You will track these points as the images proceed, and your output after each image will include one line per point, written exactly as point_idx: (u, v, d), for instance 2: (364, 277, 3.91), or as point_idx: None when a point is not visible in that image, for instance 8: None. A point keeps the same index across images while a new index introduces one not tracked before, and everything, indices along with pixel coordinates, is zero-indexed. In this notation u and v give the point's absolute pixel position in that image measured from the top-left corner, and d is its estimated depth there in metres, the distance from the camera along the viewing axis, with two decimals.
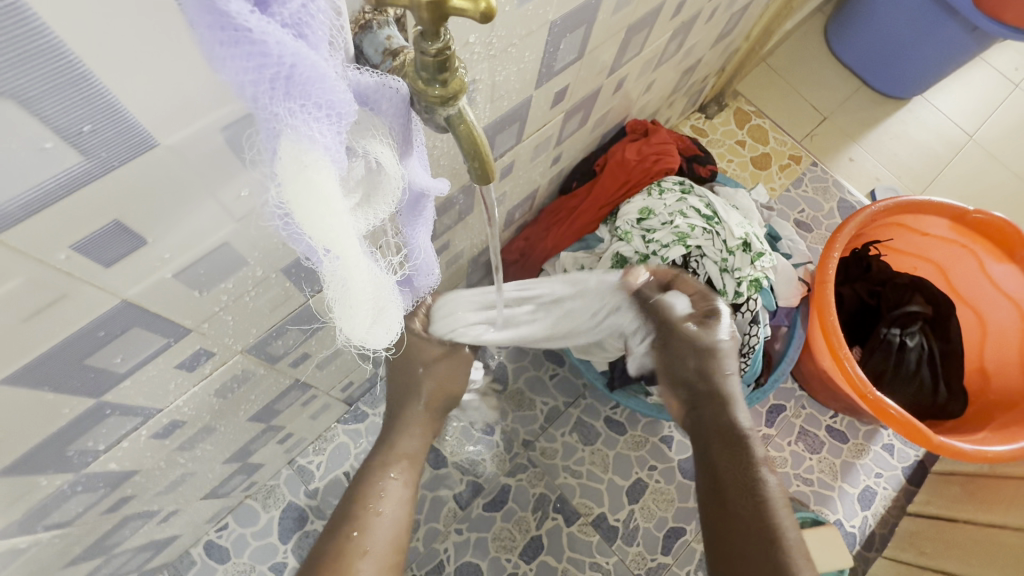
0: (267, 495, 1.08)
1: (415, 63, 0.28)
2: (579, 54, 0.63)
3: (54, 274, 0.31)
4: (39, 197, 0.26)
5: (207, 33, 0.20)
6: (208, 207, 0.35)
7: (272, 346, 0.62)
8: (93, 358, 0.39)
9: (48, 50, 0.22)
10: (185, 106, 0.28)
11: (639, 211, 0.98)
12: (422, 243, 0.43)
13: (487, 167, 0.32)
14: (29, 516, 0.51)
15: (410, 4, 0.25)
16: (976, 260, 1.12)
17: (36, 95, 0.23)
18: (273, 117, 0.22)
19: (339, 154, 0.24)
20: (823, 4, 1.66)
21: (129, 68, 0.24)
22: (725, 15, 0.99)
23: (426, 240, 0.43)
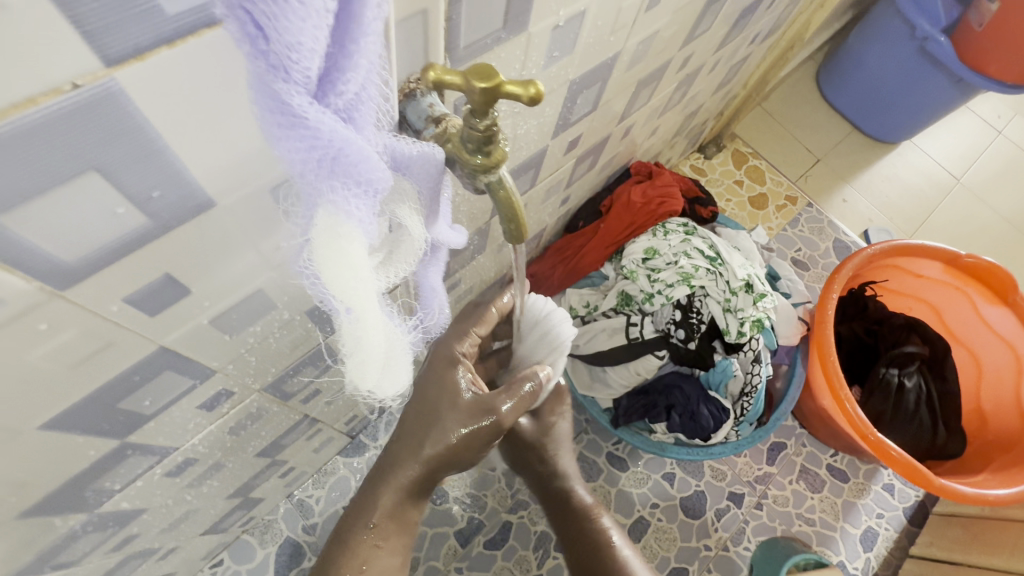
0: (264, 530, 1.05)
1: (461, 134, 0.30)
2: (592, 106, 0.66)
3: (104, 325, 0.31)
4: (104, 257, 0.28)
5: (268, 116, 0.21)
6: (248, 258, 0.37)
7: (287, 383, 0.62)
8: (124, 402, 0.40)
9: (135, 130, 0.23)
10: (245, 169, 0.30)
11: (644, 250, 1.00)
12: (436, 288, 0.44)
13: (522, 228, 0.34)
14: (39, 557, 0.50)
15: (465, 87, 0.27)
16: (970, 302, 1.15)
17: (119, 167, 0.24)
18: (315, 192, 0.24)
19: (369, 226, 0.26)
20: (815, 53, 1.73)
21: (203, 139, 0.26)
22: (725, 66, 1.04)
23: (437, 284, 0.43)
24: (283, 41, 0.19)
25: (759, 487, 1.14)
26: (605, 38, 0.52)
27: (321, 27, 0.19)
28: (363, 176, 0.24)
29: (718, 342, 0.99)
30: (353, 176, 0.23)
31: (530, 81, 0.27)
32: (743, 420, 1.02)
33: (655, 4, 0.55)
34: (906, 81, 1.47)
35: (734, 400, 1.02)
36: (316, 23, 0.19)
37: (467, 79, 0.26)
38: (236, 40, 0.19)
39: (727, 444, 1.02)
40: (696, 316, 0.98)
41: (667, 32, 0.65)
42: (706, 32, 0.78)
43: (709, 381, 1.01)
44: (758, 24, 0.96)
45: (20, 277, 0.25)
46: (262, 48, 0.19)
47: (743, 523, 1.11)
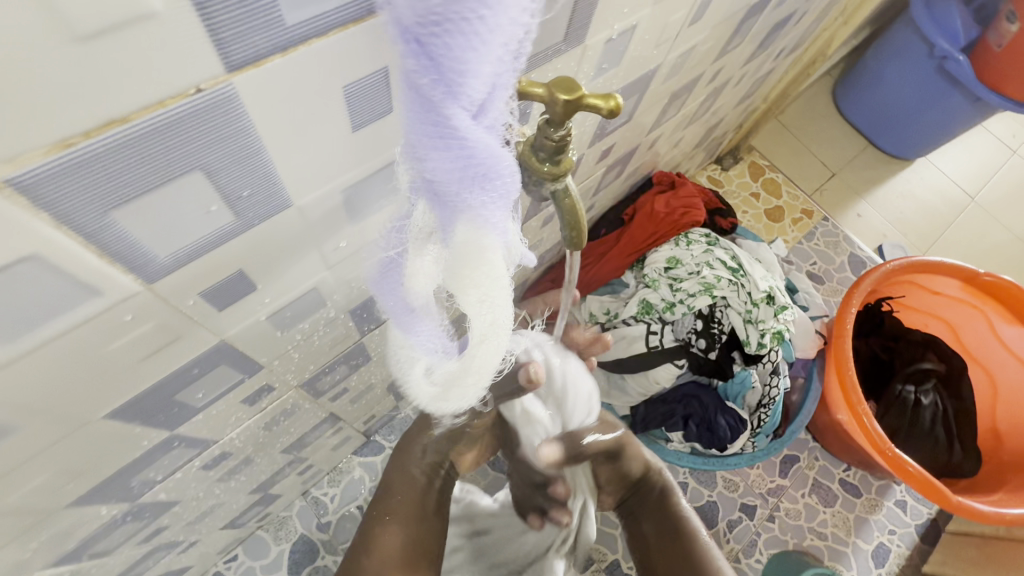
0: (279, 527, 1.01)
1: (531, 144, 0.31)
2: (628, 117, 0.67)
3: (178, 318, 0.32)
4: (191, 253, 0.29)
5: (426, 139, 0.22)
6: (311, 257, 0.38)
7: (321, 381, 0.63)
8: (180, 394, 0.41)
9: (239, 132, 0.24)
10: (323, 172, 0.31)
11: (666, 259, 1.02)
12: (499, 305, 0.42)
13: (581, 235, 0.35)
14: (79, 545, 0.51)
15: (547, 99, 0.28)
16: (987, 321, 1.16)
17: (220, 168, 0.25)
18: (462, 209, 0.25)
19: (504, 234, 0.28)
20: (832, 68, 1.74)
21: (293, 142, 0.27)
22: (750, 80, 1.05)
23: (502, 302, 0.41)
24: (458, 68, 0.20)
25: (771, 499, 1.14)
26: (650, 51, 0.53)
27: (492, 53, 0.21)
28: (506, 189, 0.25)
29: (737, 352, 1.01)
30: (498, 190, 0.25)
31: (609, 94, 0.28)
32: (759, 432, 1.01)
33: (697, 19, 0.56)
34: (923, 99, 1.48)
35: (751, 411, 1.02)
36: (489, 49, 0.20)
37: (550, 91, 0.27)
38: (411, 74, 0.21)
39: (744, 455, 1.02)
40: (717, 326, 0.99)
41: (704, 45, 0.66)
42: (738, 46, 0.79)
43: (726, 392, 1.02)
44: (785, 39, 0.97)
45: (118, 269, 0.26)
46: (437, 77, 0.20)
47: (755, 535, 1.11)
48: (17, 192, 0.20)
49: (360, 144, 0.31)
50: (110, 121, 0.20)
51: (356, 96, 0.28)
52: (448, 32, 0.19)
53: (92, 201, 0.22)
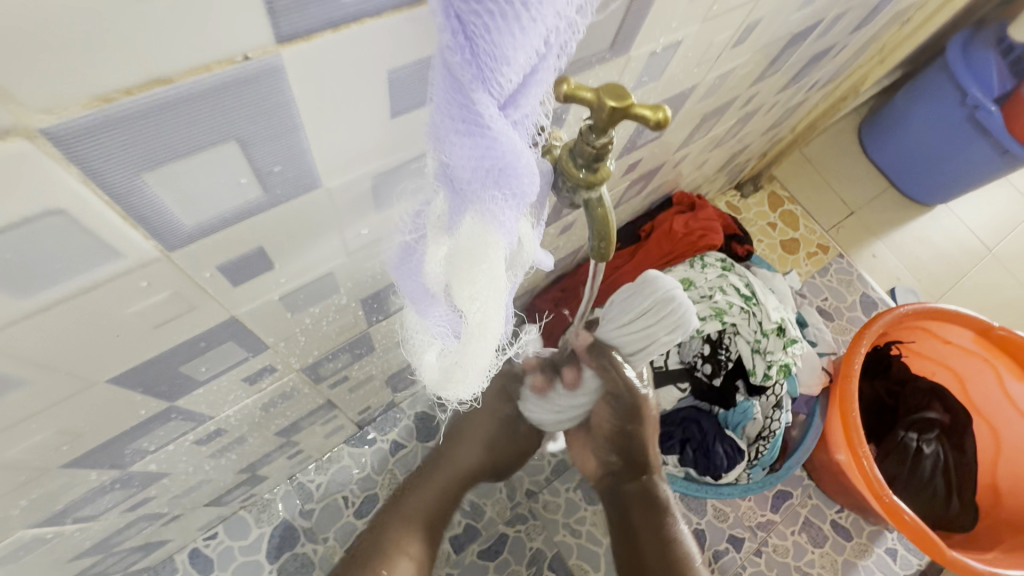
0: (262, 509, 0.99)
1: (571, 149, 0.31)
2: (658, 134, 0.67)
3: (194, 289, 0.32)
4: (215, 224, 0.28)
5: (448, 120, 0.21)
6: (332, 242, 0.37)
7: (323, 367, 0.62)
8: (184, 366, 0.40)
9: (280, 106, 0.24)
10: (356, 156, 0.30)
11: (679, 280, 1.00)
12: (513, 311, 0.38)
13: (609, 245, 0.34)
14: (66, 507, 0.50)
15: (596, 105, 0.27)
16: (996, 375, 1.13)
17: (255, 140, 0.25)
18: (472, 199, 0.23)
19: (512, 237, 0.26)
20: (861, 106, 1.73)
21: (330, 124, 0.27)
22: (781, 108, 1.04)
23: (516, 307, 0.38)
24: (493, 53, 0.18)
25: (760, 533, 1.12)
26: (690, 69, 0.52)
27: (532, 43, 0.19)
28: (523, 189, 0.23)
29: (741, 381, 0.99)
30: (513, 188, 0.23)
31: (659, 106, 0.27)
32: (755, 464, 1.00)
33: (741, 42, 0.56)
34: (952, 145, 1.46)
35: (750, 441, 1.01)
36: (529, 40, 0.19)
37: (599, 97, 0.27)
38: (445, 50, 0.19)
39: (737, 486, 1.00)
40: (724, 353, 0.98)
41: (743, 69, 0.65)
42: (774, 75, 0.78)
43: (726, 420, 1.01)
44: (821, 72, 0.96)
45: (141, 234, 0.25)
46: (470, 57, 0.19)
47: (740, 568, 1.09)
48: (51, 143, 0.19)
49: (397, 133, 0.31)
50: (156, 80, 0.19)
51: (400, 84, 0.27)
52: (488, 15, 0.18)
53: (123, 160, 0.21)
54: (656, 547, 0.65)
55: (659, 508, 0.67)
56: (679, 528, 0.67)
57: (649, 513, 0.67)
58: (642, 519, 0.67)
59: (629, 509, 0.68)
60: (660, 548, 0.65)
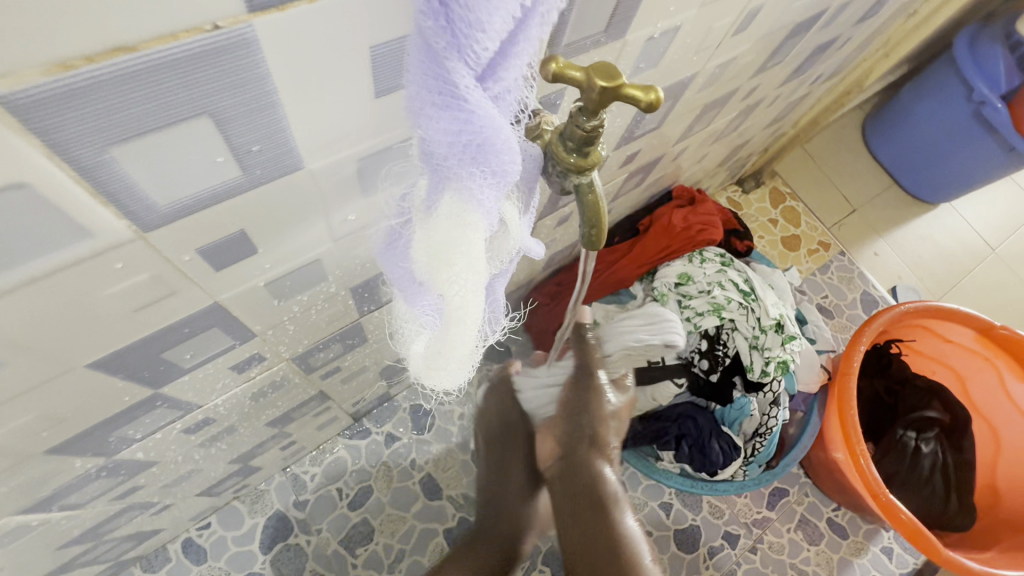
0: (255, 499, 0.99)
1: (561, 132, 0.30)
2: (656, 125, 0.66)
3: (173, 273, 0.31)
4: (191, 205, 0.27)
5: (423, 92, 0.20)
6: (318, 227, 0.36)
7: (314, 357, 0.61)
8: (168, 353, 0.39)
9: (255, 81, 0.23)
10: (340, 137, 0.29)
11: (678, 275, 0.99)
12: (501, 300, 0.38)
13: (601, 233, 0.34)
14: (52, 494, 0.49)
15: (585, 84, 0.26)
16: (997, 374, 1.11)
17: (229, 116, 0.24)
18: (450, 176, 0.22)
19: (493, 219, 0.25)
20: (865, 102, 1.71)
21: (310, 102, 0.26)
22: (783, 102, 1.02)
23: (504, 295, 0.38)
24: (468, 19, 0.18)
25: (755, 530, 1.12)
26: (688, 57, 0.51)
27: (510, 10, 0.18)
28: (503, 167, 0.22)
29: (739, 378, 0.99)
30: (493, 166, 0.22)
31: (651, 86, 0.26)
32: (752, 461, 0.99)
33: (741, 30, 0.55)
34: (956, 142, 1.45)
35: (746, 439, 1.00)
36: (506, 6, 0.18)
37: (589, 76, 0.26)
38: (419, 17, 0.18)
39: (733, 483, 0.99)
40: (722, 349, 0.98)
41: (743, 60, 0.64)
42: (775, 67, 0.77)
43: (723, 417, 1.00)
44: (825, 65, 0.95)
45: (112, 213, 0.25)
46: (445, 24, 0.18)
47: (735, 564, 1.09)
48: (7, 112, 0.18)
49: (383, 113, 0.30)
50: (118, 48, 0.19)
51: (384, 60, 0.26)
52: None
53: (87, 132, 0.20)
54: (603, 544, 0.63)
55: (608, 502, 0.66)
56: (628, 524, 0.65)
57: (599, 507, 0.66)
58: (591, 513, 0.66)
59: (581, 502, 0.67)
60: (610, 541, 0.63)
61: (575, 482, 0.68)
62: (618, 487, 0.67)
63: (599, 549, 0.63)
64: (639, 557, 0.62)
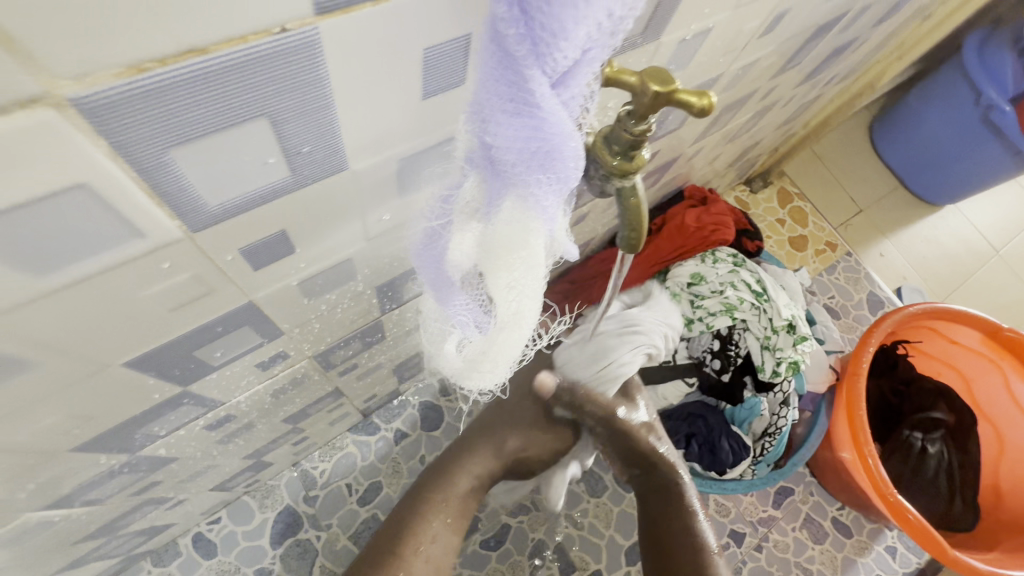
0: (265, 494, 0.99)
1: (607, 135, 0.30)
2: (677, 126, 0.66)
3: (214, 272, 0.31)
4: (238, 205, 0.27)
5: (496, 99, 0.20)
6: (353, 227, 0.36)
7: (334, 355, 0.61)
8: (198, 351, 0.39)
9: (313, 83, 0.23)
10: (384, 138, 0.29)
11: (690, 275, 0.99)
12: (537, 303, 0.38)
13: (641, 236, 0.34)
14: (75, 490, 0.49)
15: (638, 89, 0.26)
16: (1002, 376, 1.12)
17: (285, 118, 0.24)
18: (514, 182, 0.22)
19: (552, 225, 0.24)
20: (873, 103, 1.71)
21: (360, 104, 0.26)
22: (797, 103, 1.02)
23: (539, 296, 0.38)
24: (551, 28, 0.18)
25: (761, 529, 1.12)
26: (716, 58, 0.51)
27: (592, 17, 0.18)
28: (569, 173, 0.22)
29: (750, 378, 1.00)
30: (558, 173, 0.22)
31: (704, 91, 0.26)
32: (760, 460, 0.99)
33: (767, 32, 0.54)
34: (964, 145, 1.44)
35: (756, 438, 1.01)
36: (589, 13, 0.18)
37: (642, 81, 0.26)
38: (498, 24, 0.18)
39: (741, 482, 0.98)
40: (733, 349, 0.98)
41: (765, 62, 0.64)
42: (794, 68, 0.77)
43: (733, 416, 1.02)
44: (840, 67, 0.95)
45: (165, 213, 0.24)
46: (525, 31, 0.18)
47: (740, 563, 1.09)
48: (80, 114, 0.18)
49: (428, 114, 0.30)
50: (190, 50, 0.18)
51: (435, 62, 0.26)
52: None
53: (152, 134, 0.20)
54: (672, 532, 0.65)
55: (678, 497, 0.68)
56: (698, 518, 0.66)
57: (668, 501, 0.68)
58: (661, 508, 0.68)
59: (650, 495, 0.69)
60: (677, 530, 0.65)
61: (643, 480, 0.71)
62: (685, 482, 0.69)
63: (674, 542, 0.65)
64: (710, 549, 0.64)
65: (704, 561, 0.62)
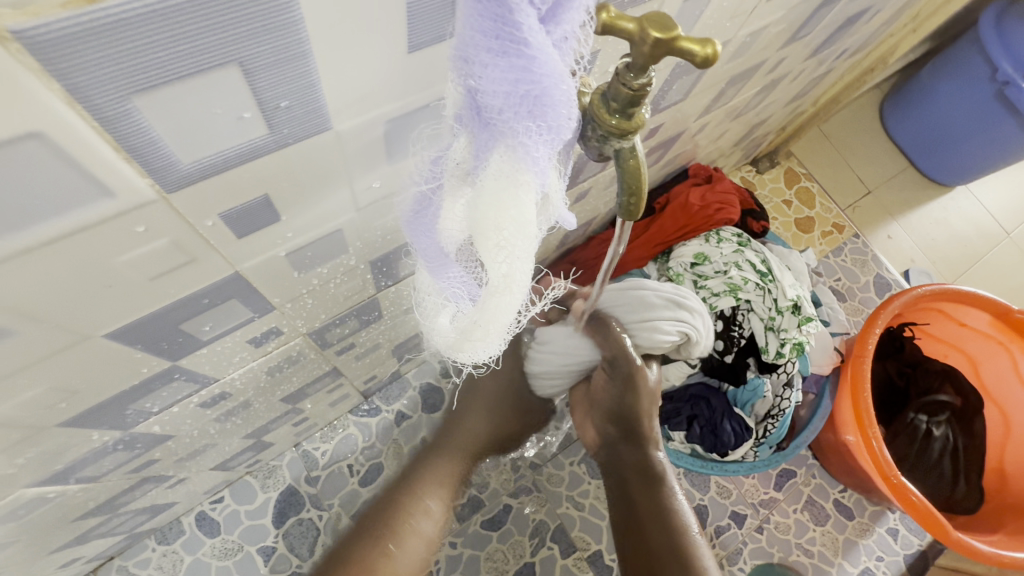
0: (267, 474, 0.99)
1: (604, 91, 0.28)
2: (681, 97, 0.63)
3: (194, 238, 0.30)
4: (216, 164, 0.26)
5: (479, 36, 0.18)
6: (341, 195, 0.35)
7: (330, 333, 0.60)
8: (186, 324, 0.38)
9: (286, 27, 0.21)
10: (368, 96, 0.28)
11: (694, 254, 0.97)
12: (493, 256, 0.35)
13: (640, 202, 0.32)
14: (69, 467, 0.49)
15: (637, 36, 0.24)
16: (1010, 358, 1.10)
17: (258, 67, 0.22)
18: (501, 132, 0.21)
19: (545, 181, 0.23)
20: (885, 81, 1.67)
21: (338, 57, 0.24)
22: (806, 77, 0.99)
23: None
24: None
25: (762, 511, 1.12)
26: (722, 22, 0.49)
27: None
28: (559, 122, 0.21)
29: (752, 359, 0.98)
30: (549, 121, 0.20)
31: (708, 40, 0.24)
32: (763, 442, 0.98)
33: None
34: (977, 122, 1.41)
35: (758, 420, 0.99)
36: None
37: (642, 27, 0.24)
38: None
39: (743, 463, 0.98)
40: (737, 330, 0.96)
41: (774, 29, 0.62)
42: (804, 38, 0.74)
43: (735, 398, 0.99)
44: (851, 39, 0.91)
45: (134, 169, 0.23)
46: None
47: (741, 544, 1.09)
48: (26, 51, 0.17)
49: (415, 71, 0.28)
50: None
51: (420, 10, 0.25)
52: None
53: (112, 77, 0.19)
54: (655, 523, 0.62)
55: (656, 480, 0.65)
56: (679, 503, 0.64)
57: (647, 486, 0.64)
58: (640, 492, 0.65)
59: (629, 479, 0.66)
60: (659, 520, 0.62)
61: (624, 462, 0.67)
62: (667, 465, 0.66)
63: (652, 527, 0.62)
64: (690, 536, 0.61)
65: (684, 550, 0.60)
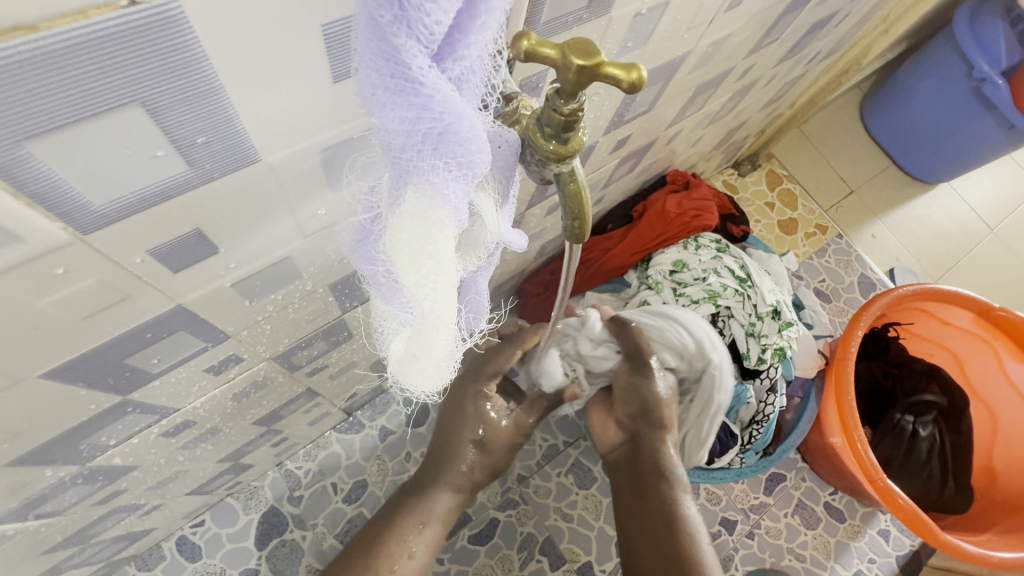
0: (249, 496, 0.98)
1: (538, 116, 0.27)
2: (648, 107, 0.63)
3: (125, 275, 0.29)
4: (135, 203, 0.25)
5: (373, 76, 0.18)
6: (284, 224, 0.34)
7: (298, 355, 0.59)
8: (132, 358, 0.37)
9: (191, 64, 0.21)
10: (296, 126, 0.27)
11: (672, 262, 0.98)
12: (479, 291, 0.36)
13: (584, 226, 0.31)
14: (25, 504, 0.48)
15: (560, 62, 0.24)
16: (995, 356, 1.11)
17: (165, 105, 0.22)
18: (408, 169, 0.21)
19: (463, 215, 0.23)
20: (863, 81, 1.67)
21: (252, 89, 0.23)
22: (779, 82, 0.99)
23: (486, 289, 0.36)
24: None
25: (752, 516, 1.11)
26: (679, 34, 0.48)
27: None
28: (469, 156, 0.20)
29: (735, 365, 0.98)
30: (457, 156, 0.20)
31: (633, 64, 0.24)
32: (749, 448, 0.97)
33: (734, 6, 0.52)
34: (954, 120, 1.41)
35: (744, 426, 0.98)
36: None
37: (564, 53, 0.23)
38: None
39: (730, 471, 0.99)
40: None
41: (738, 37, 0.61)
42: (772, 44, 0.74)
43: None
44: (822, 42, 0.92)
45: (41, 214, 0.22)
46: None
47: (732, 550, 1.08)
48: None
49: (342, 99, 0.27)
50: (16, 28, 0.16)
51: (337, 40, 0.24)
52: None
53: None
54: (666, 524, 0.63)
55: (670, 481, 0.66)
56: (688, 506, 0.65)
57: (661, 485, 0.66)
58: (653, 489, 0.66)
59: (641, 475, 0.69)
60: (670, 518, 0.63)
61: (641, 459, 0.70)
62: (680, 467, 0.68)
63: (659, 525, 0.63)
64: (698, 542, 0.62)
65: (691, 556, 0.60)
